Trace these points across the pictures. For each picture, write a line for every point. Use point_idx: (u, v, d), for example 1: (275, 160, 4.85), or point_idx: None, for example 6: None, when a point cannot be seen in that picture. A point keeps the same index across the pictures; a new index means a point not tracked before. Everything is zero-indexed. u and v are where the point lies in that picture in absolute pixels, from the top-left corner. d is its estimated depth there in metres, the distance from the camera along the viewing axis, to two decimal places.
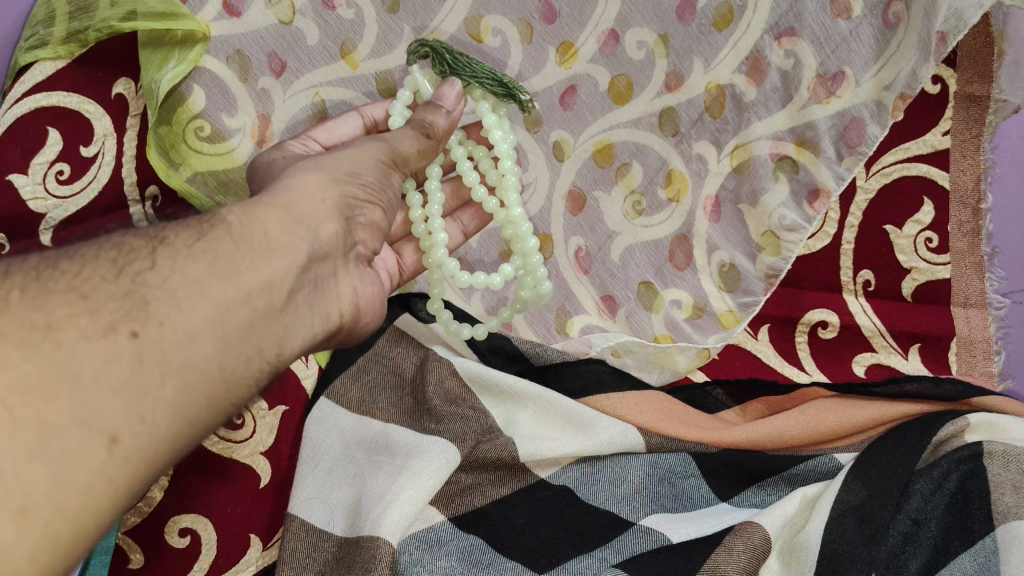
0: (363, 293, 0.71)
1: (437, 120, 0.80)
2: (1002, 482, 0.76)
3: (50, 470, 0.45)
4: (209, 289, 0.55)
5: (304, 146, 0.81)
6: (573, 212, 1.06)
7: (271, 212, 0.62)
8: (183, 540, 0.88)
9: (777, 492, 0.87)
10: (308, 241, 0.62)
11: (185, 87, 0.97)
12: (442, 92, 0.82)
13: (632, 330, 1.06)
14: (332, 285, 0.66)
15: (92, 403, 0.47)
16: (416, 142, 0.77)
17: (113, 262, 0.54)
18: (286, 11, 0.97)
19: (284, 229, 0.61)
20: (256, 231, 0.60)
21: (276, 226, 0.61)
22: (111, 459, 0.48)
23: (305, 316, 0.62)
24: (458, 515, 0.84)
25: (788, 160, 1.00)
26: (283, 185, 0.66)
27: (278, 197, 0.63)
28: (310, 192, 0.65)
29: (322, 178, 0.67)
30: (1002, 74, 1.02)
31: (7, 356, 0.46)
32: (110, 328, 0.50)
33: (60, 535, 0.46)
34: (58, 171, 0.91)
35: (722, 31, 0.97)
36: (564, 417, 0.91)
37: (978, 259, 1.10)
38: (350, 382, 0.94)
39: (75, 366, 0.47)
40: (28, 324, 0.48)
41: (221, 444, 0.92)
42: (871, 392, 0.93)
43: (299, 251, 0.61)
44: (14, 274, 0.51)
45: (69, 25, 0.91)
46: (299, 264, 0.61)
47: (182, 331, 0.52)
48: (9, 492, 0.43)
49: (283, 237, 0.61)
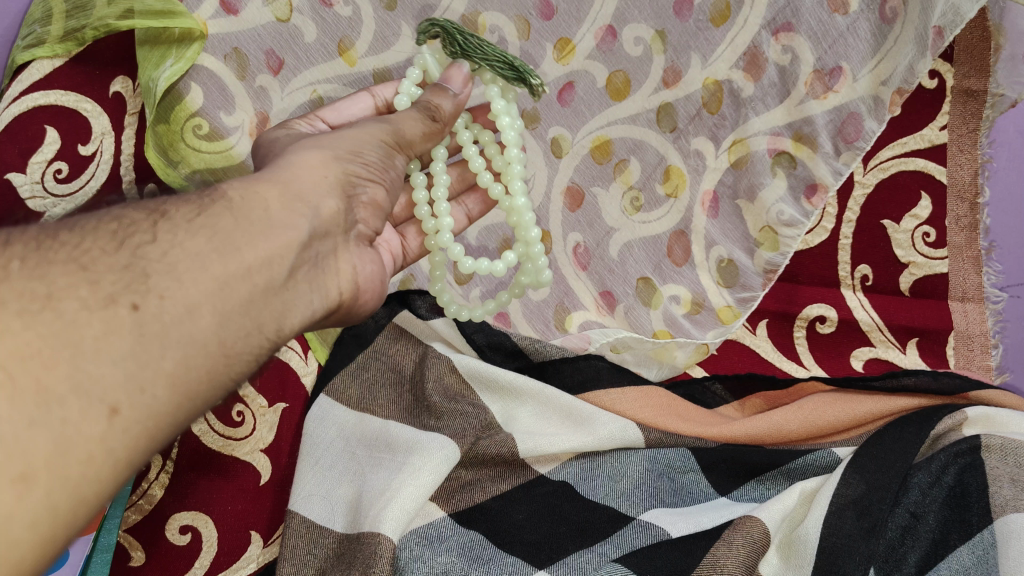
0: (363, 273, 0.70)
1: (443, 103, 0.78)
2: (1000, 475, 0.77)
3: (50, 438, 0.45)
4: (209, 264, 0.55)
5: (309, 125, 0.81)
6: (572, 208, 1.06)
7: (271, 189, 0.62)
8: (184, 538, 0.88)
9: (776, 486, 0.87)
10: (308, 218, 0.62)
11: (182, 86, 0.97)
12: (449, 75, 0.80)
13: (631, 327, 1.06)
14: (332, 263, 0.66)
15: (92, 371, 0.47)
16: (420, 124, 0.76)
17: (113, 235, 0.54)
18: (284, 9, 0.97)
19: (284, 205, 0.61)
20: (256, 206, 0.60)
21: (276, 202, 0.61)
22: (111, 428, 0.48)
23: (305, 292, 0.62)
24: (458, 511, 0.84)
25: (785, 155, 1.00)
26: (285, 163, 0.66)
27: (280, 173, 0.64)
28: (309, 172, 0.65)
29: (324, 155, 0.67)
30: (999, 68, 1.03)
31: (8, 325, 0.46)
32: (110, 300, 0.50)
33: (60, 506, 0.46)
34: (56, 170, 0.92)
35: (720, 27, 0.97)
36: (563, 412, 0.91)
37: (975, 254, 1.10)
38: (350, 379, 0.94)
39: (76, 335, 0.48)
40: (28, 293, 0.48)
41: (221, 441, 0.92)
42: (869, 386, 0.93)
43: (298, 229, 0.61)
44: (14, 244, 0.51)
45: (66, 23, 0.92)
46: (299, 242, 0.61)
47: (182, 304, 0.52)
48: (9, 458, 0.43)
49: (283, 213, 0.61)
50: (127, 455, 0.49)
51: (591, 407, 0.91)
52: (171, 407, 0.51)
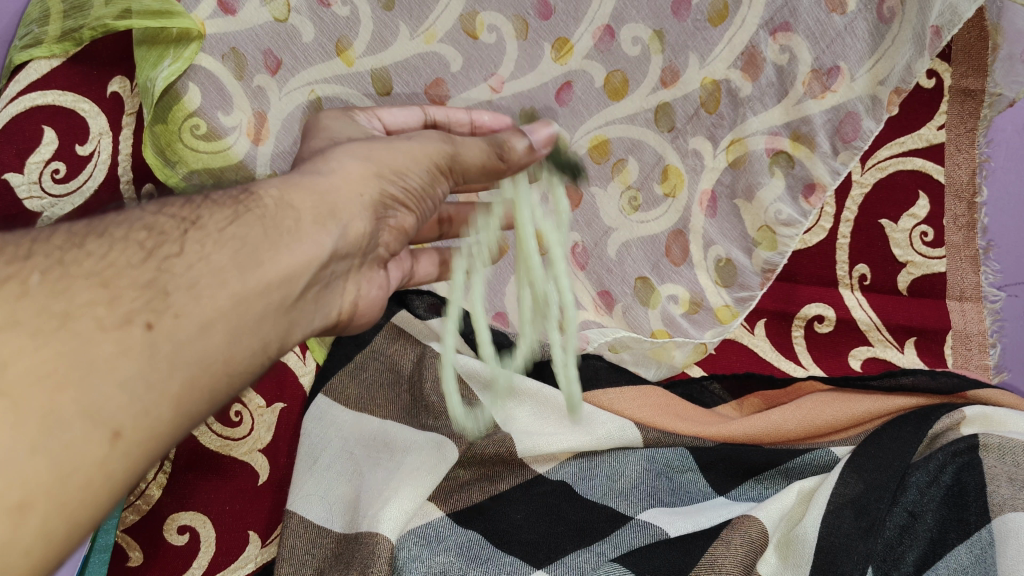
0: (365, 293, 0.66)
1: (518, 145, 0.67)
2: (998, 474, 0.77)
3: (50, 463, 0.41)
4: (231, 280, 0.50)
5: (369, 120, 0.72)
6: (571, 208, 1.07)
7: (309, 197, 0.57)
8: (182, 538, 0.88)
9: (774, 486, 0.87)
10: (337, 237, 0.57)
11: (181, 85, 0.97)
12: (537, 127, 0.69)
13: (629, 326, 1.06)
14: (341, 285, 0.62)
15: (99, 392, 0.43)
16: (483, 156, 0.65)
17: (141, 245, 0.50)
18: (282, 9, 0.97)
19: (316, 219, 0.56)
20: (290, 216, 0.55)
21: (310, 213, 0.56)
22: (112, 453, 0.44)
23: (313, 311, 0.58)
24: (457, 511, 0.84)
25: (783, 154, 1.00)
26: (323, 168, 0.60)
27: (319, 181, 0.58)
28: (348, 186, 0.59)
29: (366, 170, 0.60)
30: (997, 68, 1.04)
31: (15, 342, 0.42)
32: (126, 319, 0.46)
33: (53, 535, 0.42)
34: (54, 170, 0.91)
35: (717, 27, 0.97)
36: (562, 413, 0.91)
37: (973, 253, 1.10)
38: (349, 378, 0.94)
39: (89, 354, 0.44)
40: (44, 311, 0.44)
41: (219, 441, 0.93)
42: (866, 386, 0.94)
43: (324, 247, 0.56)
44: (36, 255, 0.47)
45: (64, 23, 0.92)
46: (322, 260, 0.56)
47: (197, 322, 0.48)
48: (7, 485, 0.39)
49: (314, 226, 0.56)
50: (123, 480, 0.45)
51: (595, 409, 0.92)
52: (166, 430, 0.47)
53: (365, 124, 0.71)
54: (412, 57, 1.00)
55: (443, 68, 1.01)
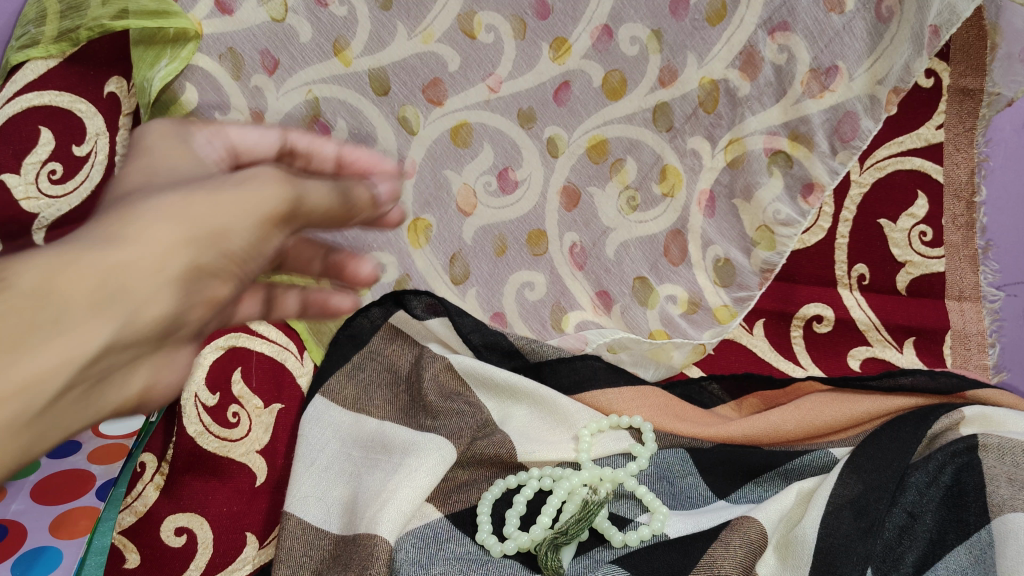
0: (158, 380, 0.41)
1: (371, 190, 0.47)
2: (998, 475, 0.76)
3: None
4: None
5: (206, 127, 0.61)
6: (568, 207, 1.05)
7: (79, 266, 0.35)
8: (180, 539, 0.87)
9: (773, 488, 0.86)
10: (118, 329, 0.36)
11: (177, 85, 0.95)
12: None
13: (627, 326, 1.05)
14: (113, 379, 0.38)
15: None
16: (332, 201, 0.44)
17: None
18: (278, 9, 0.97)
19: (89, 300, 0.35)
20: (51, 297, 0.34)
21: (77, 294, 0.35)
22: None
23: (68, 421, 0.36)
24: (455, 512, 0.83)
25: (782, 154, 1.00)
26: (111, 230, 0.37)
27: (98, 245, 0.36)
28: (143, 251, 0.37)
29: (174, 234, 0.37)
30: (996, 67, 1.04)
31: None
32: None
33: None
34: (51, 171, 0.91)
35: (716, 26, 0.97)
36: (557, 417, 0.92)
37: (971, 252, 1.10)
38: (345, 380, 0.94)
39: None
40: None
41: (216, 443, 0.91)
42: (866, 386, 0.94)
43: (95, 342, 0.35)
44: None
45: (60, 24, 0.91)
46: (87, 359, 0.35)
47: None
48: None
49: (89, 310, 0.35)
50: None
51: (599, 416, 0.93)
52: None
53: (201, 146, 0.48)
54: (409, 57, 1.00)
55: (441, 68, 1.00)
